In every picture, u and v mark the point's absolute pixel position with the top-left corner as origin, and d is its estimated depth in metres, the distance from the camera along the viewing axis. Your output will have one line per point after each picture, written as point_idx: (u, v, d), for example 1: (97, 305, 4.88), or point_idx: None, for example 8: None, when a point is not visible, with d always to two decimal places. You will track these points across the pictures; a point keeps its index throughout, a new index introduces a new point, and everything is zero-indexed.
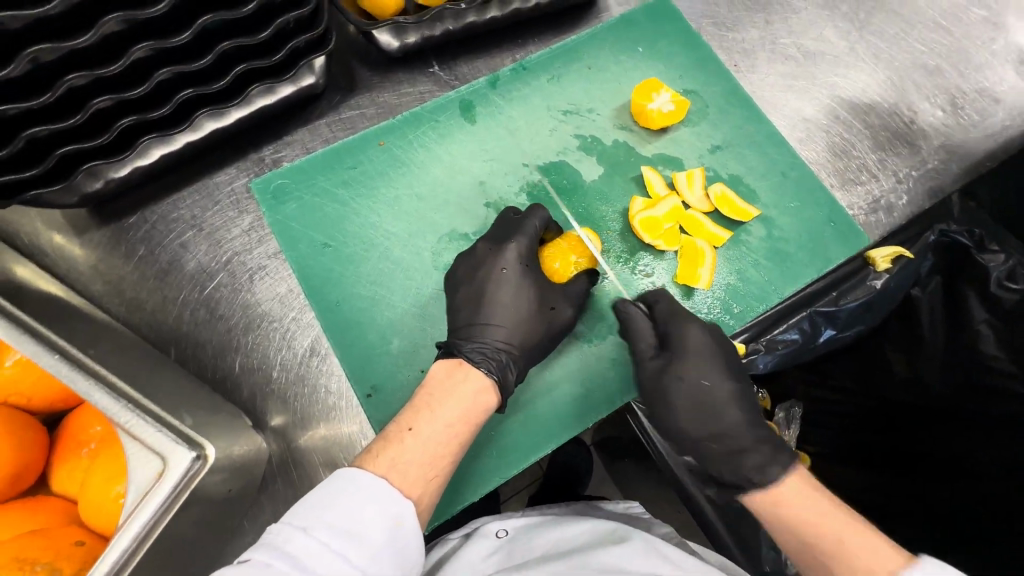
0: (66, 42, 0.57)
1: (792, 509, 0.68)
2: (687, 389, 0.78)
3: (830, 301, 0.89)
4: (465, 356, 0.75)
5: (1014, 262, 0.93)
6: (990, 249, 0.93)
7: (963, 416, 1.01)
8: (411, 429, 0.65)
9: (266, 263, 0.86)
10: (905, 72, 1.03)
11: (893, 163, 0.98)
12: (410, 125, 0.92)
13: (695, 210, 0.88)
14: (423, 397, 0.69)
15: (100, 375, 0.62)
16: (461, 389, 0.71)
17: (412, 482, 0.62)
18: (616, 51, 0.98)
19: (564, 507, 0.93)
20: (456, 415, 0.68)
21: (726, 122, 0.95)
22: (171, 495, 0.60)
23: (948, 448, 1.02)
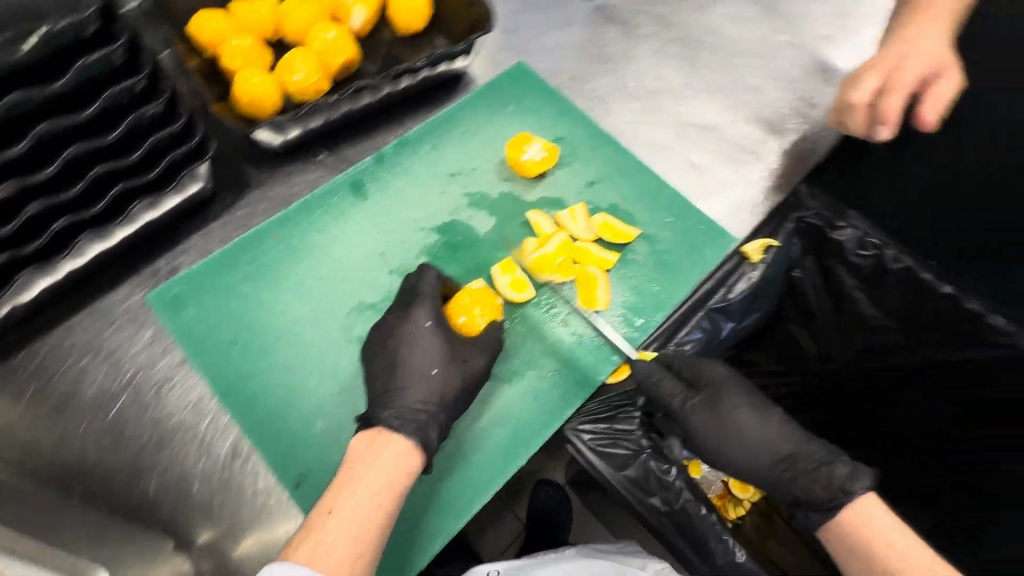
0: None
1: (867, 529, 0.74)
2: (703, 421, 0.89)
3: (722, 297, 0.97)
4: (383, 423, 0.75)
5: (861, 233, 1.06)
6: (839, 226, 1.06)
7: (882, 398, 1.22)
8: (332, 510, 0.65)
9: (173, 373, 0.84)
10: (735, 94, 1.21)
11: (745, 170, 1.13)
12: (304, 212, 0.95)
13: (583, 240, 0.96)
14: (344, 473, 0.69)
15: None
16: (379, 459, 0.70)
17: (338, 563, 0.61)
18: (487, 114, 1.08)
19: (561, 551, 0.93)
20: (378, 485, 0.67)
21: (596, 159, 1.07)
22: None
23: (875, 422, 1.24)
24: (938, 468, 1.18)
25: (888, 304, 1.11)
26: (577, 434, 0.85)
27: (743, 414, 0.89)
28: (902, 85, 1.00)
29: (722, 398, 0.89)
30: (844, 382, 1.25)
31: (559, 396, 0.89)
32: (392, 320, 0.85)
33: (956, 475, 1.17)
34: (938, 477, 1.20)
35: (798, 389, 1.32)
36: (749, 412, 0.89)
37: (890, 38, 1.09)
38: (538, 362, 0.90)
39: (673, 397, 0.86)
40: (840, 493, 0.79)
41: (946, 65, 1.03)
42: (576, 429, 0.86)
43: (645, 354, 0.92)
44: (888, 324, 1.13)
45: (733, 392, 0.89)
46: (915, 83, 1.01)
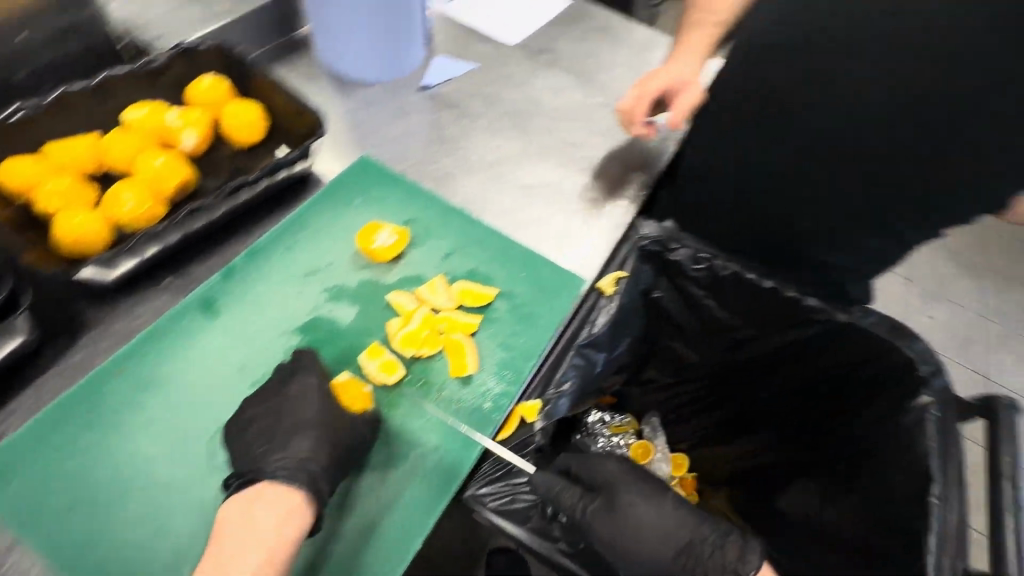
0: None
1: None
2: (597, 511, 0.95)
3: (586, 334, 1.06)
4: (268, 477, 0.79)
5: (692, 250, 1.21)
6: (674, 247, 1.21)
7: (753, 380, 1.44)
8: None
9: (7, 556, 0.74)
10: (564, 151, 1.37)
11: (584, 214, 1.26)
12: (150, 342, 0.91)
13: (446, 310, 1.02)
14: (223, 543, 0.72)
15: None
16: (256, 529, 0.72)
17: None
18: (337, 209, 1.13)
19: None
20: (258, 557, 0.70)
21: (448, 232, 1.14)
22: None
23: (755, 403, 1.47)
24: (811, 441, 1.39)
25: (731, 303, 1.29)
26: (476, 501, 0.88)
27: (638, 508, 0.97)
28: (647, 92, 1.25)
29: (617, 497, 0.98)
30: (725, 376, 1.48)
31: (448, 467, 0.90)
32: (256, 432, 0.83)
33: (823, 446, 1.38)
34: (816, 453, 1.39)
35: (688, 394, 1.59)
36: (642, 504, 0.98)
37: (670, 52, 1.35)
38: (421, 438, 0.91)
39: (574, 507, 0.93)
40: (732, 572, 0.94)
41: (689, 83, 1.26)
42: (475, 494, 0.88)
43: (526, 405, 0.96)
44: (737, 322, 1.32)
45: (626, 489, 0.99)
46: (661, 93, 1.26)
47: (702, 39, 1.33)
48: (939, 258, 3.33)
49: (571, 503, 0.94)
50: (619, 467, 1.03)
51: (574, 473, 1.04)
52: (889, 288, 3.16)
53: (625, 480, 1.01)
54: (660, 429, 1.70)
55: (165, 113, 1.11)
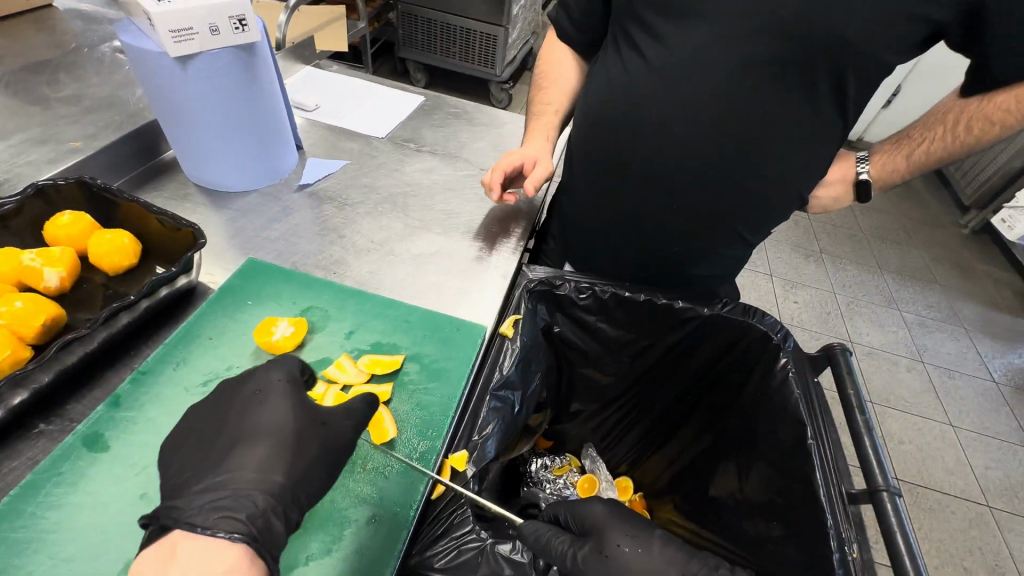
0: None
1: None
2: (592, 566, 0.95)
3: (498, 377, 1.13)
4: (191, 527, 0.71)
5: (575, 283, 1.37)
6: (559, 284, 1.36)
7: (660, 384, 1.60)
8: None
9: None
10: (445, 220, 1.51)
11: (473, 271, 1.39)
12: (25, 498, 0.82)
13: (357, 384, 1.05)
14: None
15: None
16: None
17: None
18: (230, 313, 1.13)
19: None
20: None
21: (347, 311, 1.19)
22: None
23: (667, 400, 1.64)
24: (719, 426, 1.56)
25: (620, 322, 1.45)
26: (428, 562, 0.87)
27: (627, 552, 0.96)
28: (503, 164, 1.44)
29: (605, 541, 0.98)
30: (636, 388, 1.63)
31: (385, 537, 0.89)
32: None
33: (732, 437, 1.52)
34: (726, 438, 1.54)
35: (616, 413, 1.71)
36: (631, 548, 0.97)
37: (526, 131, 1.60)
38: (352, 515, 0.91)
39: (563, 556, 0.96)
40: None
41: (540, 159, 1.48)
42: (426, 560, 0.87)
43: (454, 456, 0.98)
44: (631, 336, 1.48)
45: (613, 533, 1.00)
46: (515, 167, 1.46)
47: (546, 122, 1.59)
48: (785, 253, 3.97)
49: (559, 553, 0.96)
50: (607, 511, 1.04)
51: (567, 523, 1.08)
52: (756, 285, 3.68)
53: (611, 524, 1.01)
54: (599, 458, 1.80)
55: (20, 254, 1.06)
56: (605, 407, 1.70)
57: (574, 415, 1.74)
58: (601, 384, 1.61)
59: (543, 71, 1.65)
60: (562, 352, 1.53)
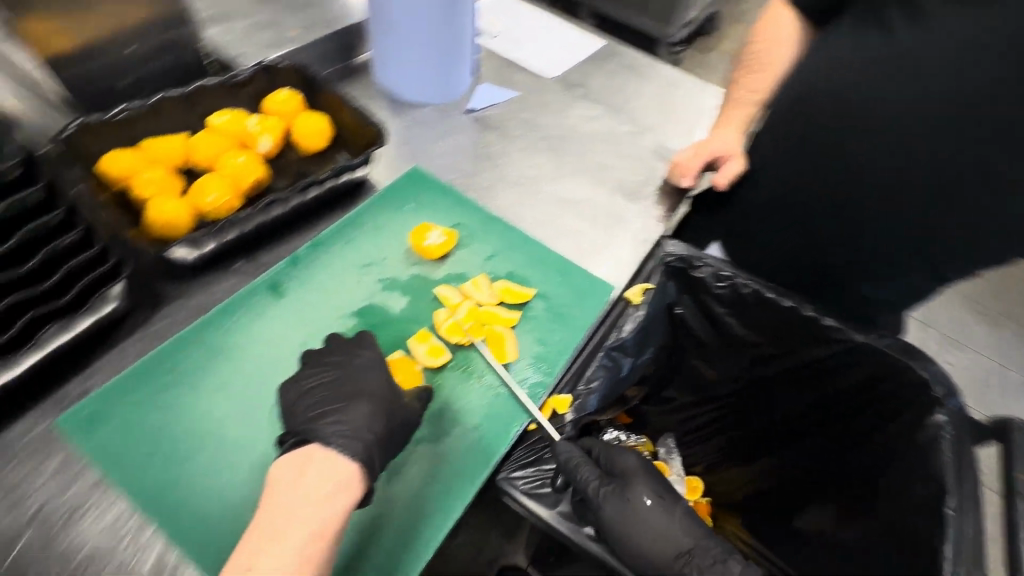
0: None
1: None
2: (614, 508, 0.97)
3: (615, 338, 1.12)
4: (320, 441, 0.81)
5: (716, 268, 1.28)
6: (698, 265, 1.28)
7: (776, 399, 1.48)
8: (257, 557, 0.68)
9: (85, 499, 0.81)
10: (598, 172, 1.49)
11: (615, 230, 1.36)
12: (224, 316, 1.00)
13: (488, 305, 1.10)
14: (274, 513, 0.71)
15: None
16: (313, 501, 0.72)
17: None
18: (393, 211, 1.24)
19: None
20: (308, 533, 0.69)
21: (491, 236, 1.24)
22: None
23: (779, 420, 1.51)
24: (839, 461, 1.41)
25: (752, 322, 1.35)
26: (511, 482, 0.95)
27: (649, 507, 0.99)
28: (689, 160, 1.36)
29: (631, 489, 1.01)
30: (747, 395, 1.53)
31: (485, 445, 0.96)
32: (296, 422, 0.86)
33: (852, 476, 1.36)
34: (839, 473, 1.40)
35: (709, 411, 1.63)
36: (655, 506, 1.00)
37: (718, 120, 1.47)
38: (461, 417, 0.99)
39: (585, 484, 0.97)
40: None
41: (732, 153, 1.36)
42: (509, 477, 0.96)
43: (557, 398, 1.02)
44: (759, 338, 1.38)
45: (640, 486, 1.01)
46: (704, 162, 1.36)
47: (748, 108, 1.45)
48: (957, 302, 3.34)
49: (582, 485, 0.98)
50: (639, 465, 1.06)
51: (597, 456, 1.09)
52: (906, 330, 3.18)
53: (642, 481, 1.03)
54: (675, 450, 1.76)
55: (245, 120, 1.25)
56: (708, 407, 1.63)
57: (669, 406, 1.69)
58: (712, 379, 1.55)
59: (759, 51, 1.46)
60: (679, 337, 1.47)
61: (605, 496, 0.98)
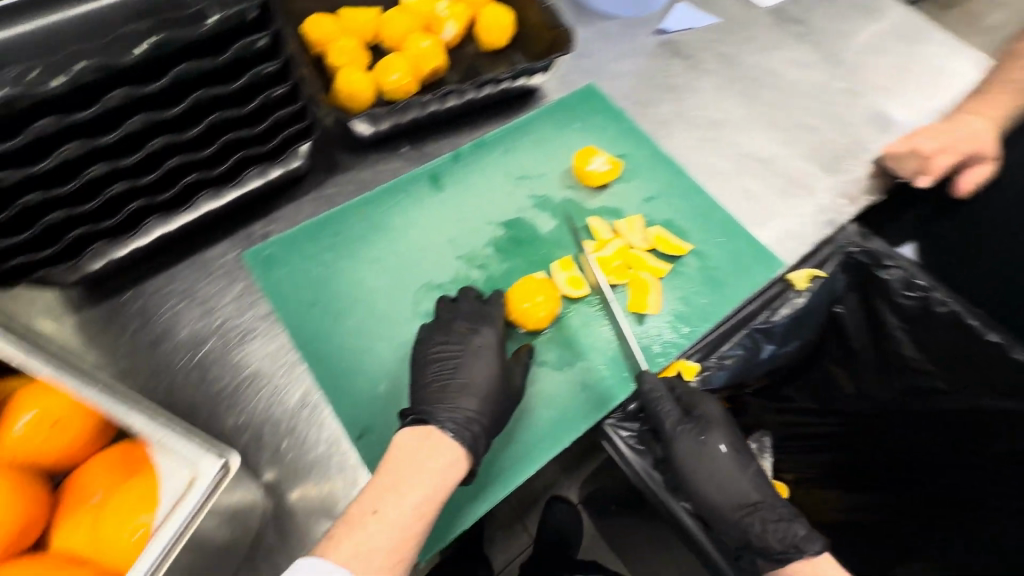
0: (117, 162, 0.73)
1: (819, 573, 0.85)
2: (685, 447, 0.91)
3: (765, 319, 1.01)
4: (437, 423, 0.80)
5: (909, 273, 1.08)
6: (887, 265, 1.08)
7: (920, 436, 1.27)
8: (375, 511, 0.69)
9: (256, 325, 0.93)
10: (793, 131, 1.27)
11: (797, 202, 1.18)
12: (387, 196, 1.04)
13: (638, 248, 1.03)
14: (390, 474, 0.73)
15: (129, 399, 0.61)
16: (430, 465, 0.74)
17: (379, 566, 0.66)
18: (558, 127, 1.17)
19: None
20: (423, 494, 0.71)
21: (655, 177, 1.13)
22: (200, 500, 0.58)
23: (915, 459, 1.29)
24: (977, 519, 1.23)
25: (929, 345, 1.14)
26: (616, 430, 0.88)
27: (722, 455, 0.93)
28: (942, 158, 1.14)
29: (710, 433, 0.93)
30: (884, 425, 1.31)
31: (605, 389, 0.92)
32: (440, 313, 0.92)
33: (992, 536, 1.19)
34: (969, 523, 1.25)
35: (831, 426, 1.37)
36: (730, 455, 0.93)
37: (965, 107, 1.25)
38: (588, 354, 0.94)
39: (665, 419, 0.88)
40: (792, 548, 0.87)
41: (982, 155, 1.17)
42: (616, 424, 0.89)
43: (685, 363, 0.96)
44: (928, 366, 1.17)
45: (720, 432, 0.93)
46: (953, 161, 1.15)
47: (1007, 107, 1.23)
48: None
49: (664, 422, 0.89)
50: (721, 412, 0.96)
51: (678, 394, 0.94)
52: None
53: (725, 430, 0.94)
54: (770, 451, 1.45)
55: (435, 3, 1.21)
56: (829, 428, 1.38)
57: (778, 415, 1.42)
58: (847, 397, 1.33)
59: None
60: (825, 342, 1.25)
61: (677, 430, 0.90)
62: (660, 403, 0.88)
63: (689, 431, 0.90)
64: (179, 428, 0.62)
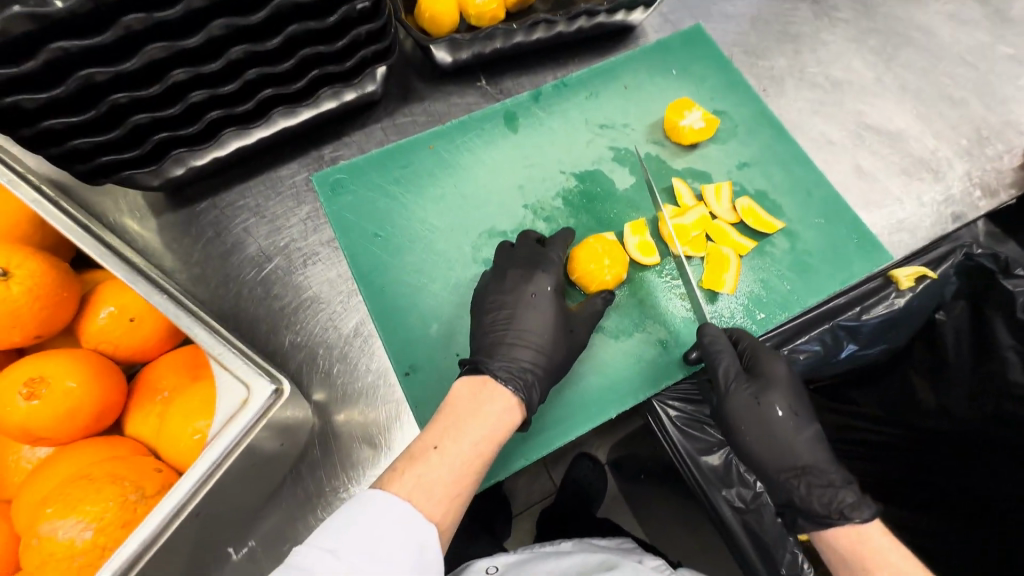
0: (200, 67, 0.71)
1: (869, 539, 0.74)
2: (739, 405, 0.83)
3: (853, 316, 0.92)
4: (490, 372, 0.79)
5: None
6: (1015, 274, 0.91)
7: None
8: (437, 447, 0.70)
9: (318, 251, 0.94)
10: (931, 102, 1.08)
11: (919, 188, 1.01)
12: (458, 131, 0.98)
13: (721, 220, 0.93)
14: (449, 416, 0.74)
15: (199, 315, 0.64)
16: (488, 411, 0.75)
17: (438, 500, 0.67)
18: (652, 73, 1.05)
19: (557, 544, 1.05)
20: (481, 436, 0.72)
21: (754, 141, 1.00)
22: (250, 423, 0.60)
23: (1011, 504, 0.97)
24: None
25: None
26: (665, 408, 0.87)
27: (780, 420, 0.81)
28: None
29: (768, 393, 0.82)
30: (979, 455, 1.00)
31: (662, 366, 0.87)
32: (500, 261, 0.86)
33: None
34: None
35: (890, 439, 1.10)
36: (789, 418, 0.82)
37: None
38: (648, 326, 0.88)
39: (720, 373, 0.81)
40: (835, 513, 0.76)
41: None
42: (665, 402, 0.87)
43: None
44: None
45: (780, 393, 0.82)
46: None
47: None
48: None
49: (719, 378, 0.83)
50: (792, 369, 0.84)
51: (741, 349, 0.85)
52: None
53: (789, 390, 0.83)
54: None
55: None
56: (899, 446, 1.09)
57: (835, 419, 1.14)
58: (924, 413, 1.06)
59: None
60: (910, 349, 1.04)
61: (729, 384, 0.82)
62: (721, 359, 0.81)
63: (743, 387, 0.82)
64: (240, 344, 0.66)
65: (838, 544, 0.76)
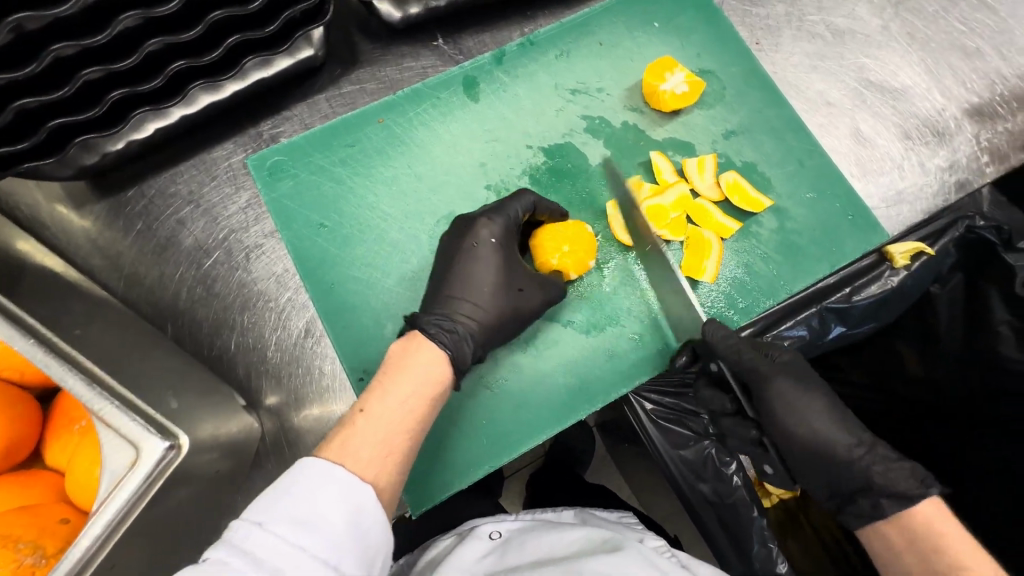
0: (83, 41, 0.60)
1: (942, 529, 0.65)
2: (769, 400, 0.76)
3: (842, 297, 0.85)
4: (421, 329, 0.70)
5: None
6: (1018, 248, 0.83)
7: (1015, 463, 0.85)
8: (364, 410, 0.62)
9: (261, 244, 0.86)
10: (942, 54, 0.96)
11: (922, 154, 0.92)
12: (411, 102, 0.87)
13: (704, 198, 0.84)
14: (376, 377, 0.66)
15: (71, 361, 0.54)
16: (414, 365, 0.66)
17: (367, 463, 0.58)
18: (630, 26, 0.92)
19: (559, 511, 0.86)
20: (409, 392, 0.64)
21: (743, 105, 0.90)
22: (143, 485, 0.53)
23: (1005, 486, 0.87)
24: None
25: None
26: (640, 402, 0.83)
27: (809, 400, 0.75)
28: None
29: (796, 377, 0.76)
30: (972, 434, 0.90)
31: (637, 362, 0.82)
32: (457, 251, 0.77)
33: None
34: None
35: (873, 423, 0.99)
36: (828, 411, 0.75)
37: None
38: (621, 320, 0.83)
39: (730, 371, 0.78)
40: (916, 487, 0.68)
41: None
42: (641, 395, 0.84)
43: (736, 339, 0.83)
44: None
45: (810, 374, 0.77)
46: None
47: None
48: None
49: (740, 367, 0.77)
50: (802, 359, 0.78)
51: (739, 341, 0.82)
52: None
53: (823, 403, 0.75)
54: None
55: None
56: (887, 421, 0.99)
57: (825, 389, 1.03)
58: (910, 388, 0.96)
59: None
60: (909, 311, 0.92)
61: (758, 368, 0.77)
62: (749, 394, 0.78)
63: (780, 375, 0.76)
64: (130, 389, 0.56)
65: (888, 538, 0.70)
